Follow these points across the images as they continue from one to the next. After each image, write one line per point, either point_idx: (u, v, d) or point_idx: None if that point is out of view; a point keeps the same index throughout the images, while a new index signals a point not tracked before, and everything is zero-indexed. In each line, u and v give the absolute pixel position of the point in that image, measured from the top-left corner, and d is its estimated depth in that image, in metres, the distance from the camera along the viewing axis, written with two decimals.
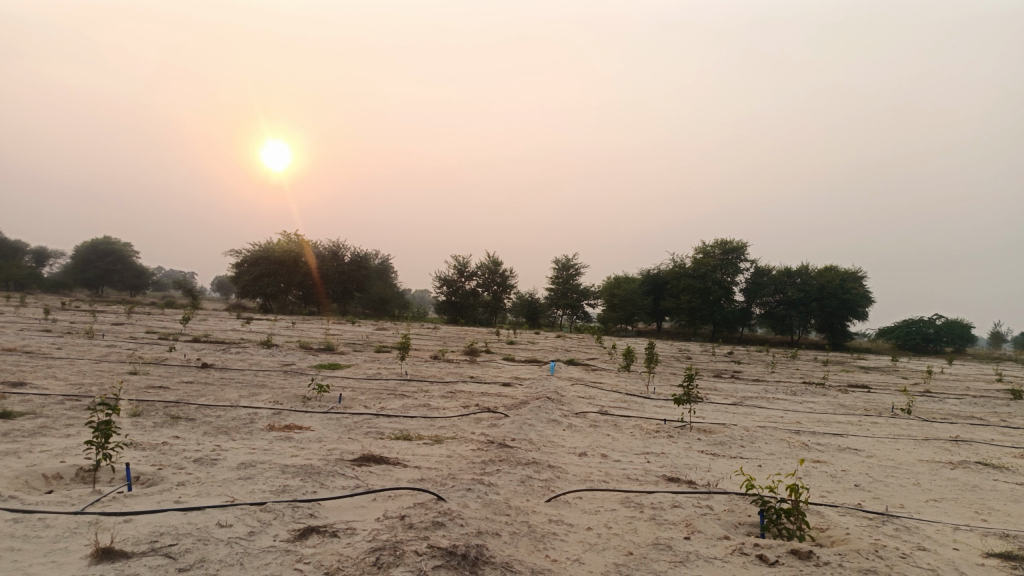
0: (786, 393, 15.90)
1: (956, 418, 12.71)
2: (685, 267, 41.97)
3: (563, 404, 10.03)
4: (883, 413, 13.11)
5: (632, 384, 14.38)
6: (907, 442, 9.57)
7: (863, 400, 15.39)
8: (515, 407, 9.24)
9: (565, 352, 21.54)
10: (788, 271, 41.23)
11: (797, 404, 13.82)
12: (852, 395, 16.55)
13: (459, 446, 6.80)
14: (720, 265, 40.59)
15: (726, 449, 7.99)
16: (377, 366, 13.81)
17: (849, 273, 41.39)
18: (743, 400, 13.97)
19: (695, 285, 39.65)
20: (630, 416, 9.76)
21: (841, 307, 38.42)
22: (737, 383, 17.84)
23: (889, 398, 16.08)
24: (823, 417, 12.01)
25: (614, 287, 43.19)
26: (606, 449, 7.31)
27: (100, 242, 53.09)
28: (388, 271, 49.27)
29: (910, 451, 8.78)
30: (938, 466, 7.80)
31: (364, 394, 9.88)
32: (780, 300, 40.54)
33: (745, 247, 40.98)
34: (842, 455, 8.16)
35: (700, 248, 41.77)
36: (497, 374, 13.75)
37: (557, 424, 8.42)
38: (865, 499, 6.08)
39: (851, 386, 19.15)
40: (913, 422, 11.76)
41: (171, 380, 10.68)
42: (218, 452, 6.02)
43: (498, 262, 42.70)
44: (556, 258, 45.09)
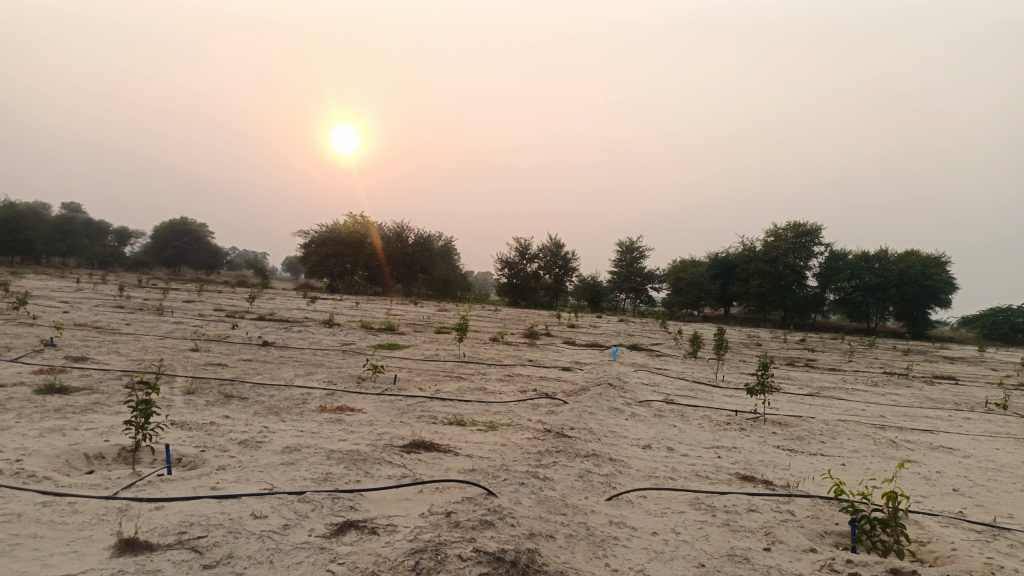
0: (866, 384, 14.93)
1: None
2: (755, 250, 40.48)
3: (626, 392, 9.54)
4: (975, 407, 12.08)
5: (698, 371, 13.73)
6: (1008, 441, 8.67)
7: (951, 393, 14.28)
8: (575, 394, 8.79)
9: (628, 336, 20.91)
10: (866, 256, 39.19)
11: (878, 396, 12.91)
12: (938, 387, 15.43)
13: (514, 434, 6.40)
14: (792, 249, 38.93)
15: (804, 444, 7.35)
16: (435, 348, 13.56)
17: (932, 257, 39.09)
18: (819, 390, 13.15)
19: (766, 270, 38.19)
20: (698, 406, 9.19)
21: (923, 294, 36.34)
22: (811, 372, 16.91)
23: (981, 392, 14.90)
24: (910, 411, 11.10)
25: (680, 271, 42.04)
26: (672, 442, 6.80)
27: (177, 223, 54.85)
28: (451, 253, 49.33)
29: (1013, 452, 7.92)
30: None
31: (419, 376, 9.62)
32: (856, 285, 38.64)
33: (819, 230, 39.18)
34: (935, 455, 7.39)
35: (771, 231, 40.15)
36: (558, 358, 13.33)
37: (619, 413, 7.94)
38: (967, 506, 5.39)
39: (936, 377, 17.92)
40: (1011, 419, 10.74)
41: (230, 358, 10.66)
42: (264, 435, 5.80)
43: (561, 244, 42.13)
44: (620, 240, 44.19)
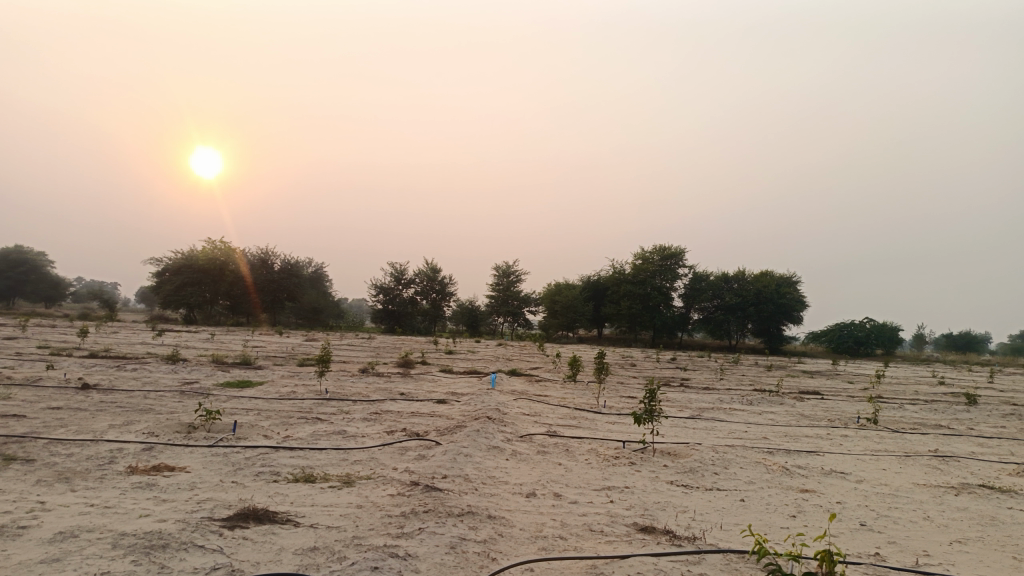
0: (743, 403, 14.87)
1: (925, 429, 11.76)
2: (625, 273, 41.28)
3: (506, 425, 8.65)
4: (848, 424, 12.13)
5: (580, 397, 13.12)
6: (890, 461, 8.47)
7: (821, 409, 14.44)
8: (449, 431, 7.79)
9: (507, 362, 20.11)
10: (725, 277, 40.93)
11: (757, 415, 12.78)
12: (809, 403, 15.63)
13: (372, 491, 5.30)
14: (659, 271, 40.08)
15: (699, 478, 6.72)
16: (293, 383, 12.11)
17: (784, 277, 41.32)
18: (701, 412, 12.84)
19: (635, 291, 38.91)
20: (583, 438, 8.45)
21: (777, 312, 38.31)
22: (688, 392, 16.80)
23: (848, 406, 15.19)
24: (791, 431, 10.87)
25: (556, 293, 42.06)
26: (560, 486, 5.94)
27: (10, 252, 49.17)
28: (322, 279, 47.07)
29: (899, 473, 7.66)
30: (941, 492, 6.62)
31: (269, 419, 8.29)
32: (718, 305, 40.13)
33: (683, 252, 40.66)
34: (830, 482, 6.96)
35: (639, 255, 41.16)
36: (432, 390, 12.25)
37: (499, 452, 7.01)
38: (881, 546, 4.83)
39: (803, 392, 18.31)
40: (885, 434, 10.78)
41: (33, 406, 8.83)
42: (36, 515, 4.38)
43: (437, 269, 41.13)
44: (496, 265, 43.82)
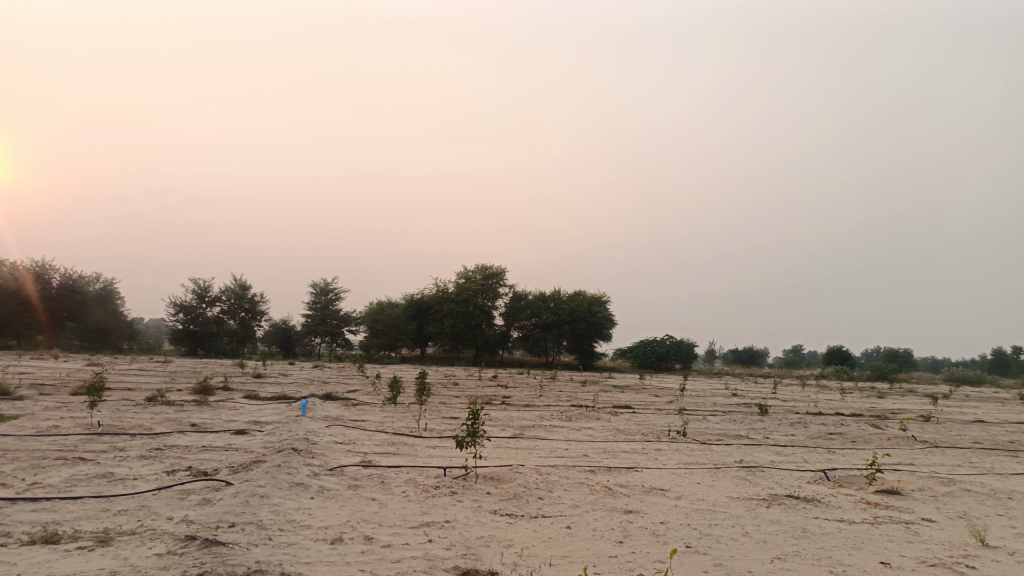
0: (562, 420, 14.86)
1: (728, 439, 12.35)
2: (446, 291, 40.99)
3: (315, 457, 7.75)
4: (660, 437, 12.44)
5: (400, 421, 12.36)
6: (703, 474, 8.58)
7: (635, 423, 14.79)
8: (245, 469, 6.76)
9: (320, 385, 18.80)
10: (542, 296, 41.91)
11: (577, 432, 12.76)
12: (623, 418, 15.99)
13: (135, 551, 4.28)
14: (481, 290, 40.38)
15: (524, 505, 6.25)
16: (57, 417, 10.22)
17: (596, 296, 43.27)
18: (523, 430, 12.58)
19: (458, 310, 38.74)
20: (401, 466, 7.76)
21: (590, 330, 40.02)
22: (510, 410, 16.59)
23: (658, 419, 15.73)
24: (609, 448, 10.85)
25: (376, 312, 40.76)
26: (371, 527, 5.22)
27: None
28: (112, 297, 42.10)
29: (714, 486, 7.72)
30: (754, 505, 6.70)
31: (12, 464, 6.73)
32: (536, 323, 40.87)
33: (503, 271, 41.38)
34: (652, 500, 6.80)
35: (460, 273, 41.14)
36: (231, 419, 10.90)
37: (303, 490, 6.15)
38: (708, 570, 4.63)
39: (617, 406, 18.86)
40: (695, 446, 11.14)
41: None
42: None
43: (246, 286, 38.32)
44: (313, 282, 41.70)
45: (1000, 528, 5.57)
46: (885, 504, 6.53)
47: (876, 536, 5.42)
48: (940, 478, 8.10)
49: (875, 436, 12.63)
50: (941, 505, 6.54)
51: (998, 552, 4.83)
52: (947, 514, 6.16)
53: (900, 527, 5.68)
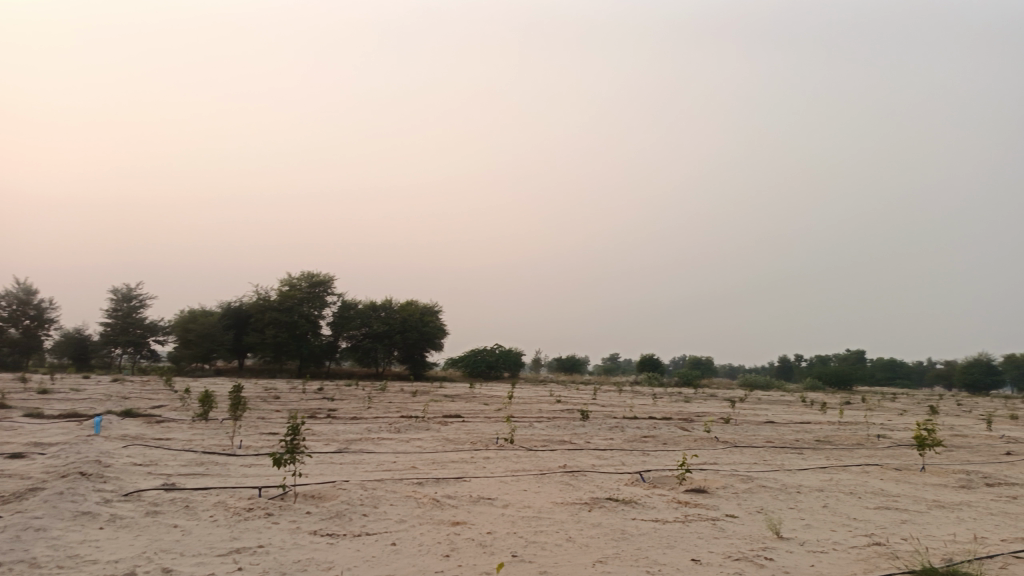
0: (391, 431, 14.51)
1: (554, 445, 12.69)
2: (269, 299, 38.86)
3: (108, 482, 6.90)
4: (489, 445, 12.51)
5: (212, 438, 11.43)
6: (529, 480, 8.51)
7: (463, 432, 14.79)
8: (19, 498, 5.85)
9: (120, 401, 16.99)
10: (372, 305, 40.85)
11: (405, 444, 12.50)
12: (451, 427, 15.93)
13: None
14: (306, 298, 38.79)
15: (347, 523, 5.89)
16: None
17: (427, 306, 43.10)
18: (348, 444, 12.11)
19: (282, 319, 36.86)
20: (211, 488, 7.11)
21: (421, 340, 39.78)
22: (335, 423, 15.96)
23: (486, 428, 15.82)
24: (437, 458, 10.69)
25: (189, 321, 37.76)
26: (172, 558, 4.68)
27: None
28: None
29: (541, 492, 7.63)
30: (576, 510, 6.74)
31: None
32: (367, 333, 39.41)
33: (330, 279, 40.08)
34: (480, 509, 6.54)
35: (285, 280, 39.25)
36: (4, 441, 9.48)
37: (90, 520, 5.42)
38: None
39: (446, 416, 18.80)
40: (521, 454, 11.31)
41: None
42: None
43: (33, 291, 34.03)
44: (115, 287, 37.84)
45: (791, 520, 6.12)
46: (694, 503, 6.92)
47: (686, 534, 5.70)
48: (740, 475, 8.81)
49: (685, 438, 13.56)
50: (741, 501, 7.07)
51: (791, 544, 5.27)
52: (746, 509, 6.66)
53: (708, 524, 6.04)
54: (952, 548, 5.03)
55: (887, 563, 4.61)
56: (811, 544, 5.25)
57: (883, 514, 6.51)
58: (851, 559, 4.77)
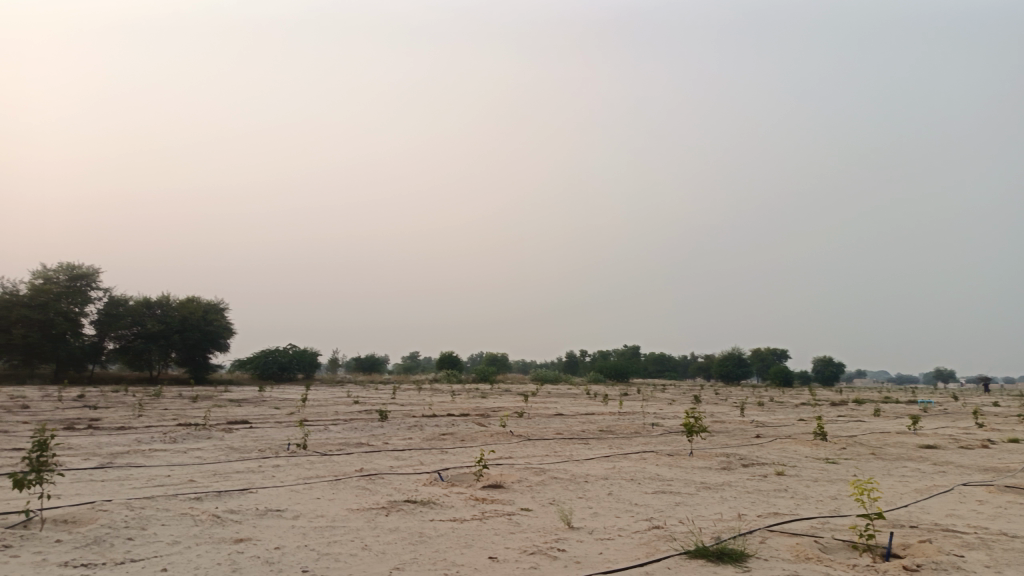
0: (166, 442, 13.15)
1: (349, 448, 12.25)
2: (16, 295, 33.78)
3: None
4: (279, 451, 11.77)
5: None
6: (322, 485, 7.93)
7: (250, 439, 13.80)
8: None
9: None
10: (146, 302, 37.12)
11: (182, 455, 11.37)
12: (237, 434, 14.82)
13: None
14: (65, 294, 34.28)
15: (103, 550, 5.04)
16: None
17: (211, 303, 40.05)
18: (113, 458, 10.75)
19: (33, 317, 32.23)
20: None
21: (203, 340, 36.85)
22: (98, 434, 14.18)
23: (277, 433, 14.92)
24: (220, 468, 9.82)
25: None
26: None
27: None
28: None
29: (335, 499, 7.03)
30: (373, 515, 6.23)
31: None
32: (138, 333, 35.84)
33: (95, 273, 35.81)
34: (266, 523, 5.84)
35: (37, 273, 34.37)
36: None
37: None
38: None
39: (231, 422, 17.49)
40: (314, 459, 10.76)
41: None
42: None
43: None
44: None
45: (582, 509, 6.37)
46: (490, 499, 6.91)
47: (485, 531, 5.59)
48: (534, 468, 9.07)
49: (481, 434, 13.75)
50: (535, 494, 7.25)
51: (582, 533, 5.46)
52: (540, 502, 6.84)
53: (504, 520, 5.98)
54: (720, 526, 5.51)
55: (667, 545, 4.94)
56: (600, 532, 5.48)
57: (660, 498, 7.02)
58: (636, 544, 5.05)
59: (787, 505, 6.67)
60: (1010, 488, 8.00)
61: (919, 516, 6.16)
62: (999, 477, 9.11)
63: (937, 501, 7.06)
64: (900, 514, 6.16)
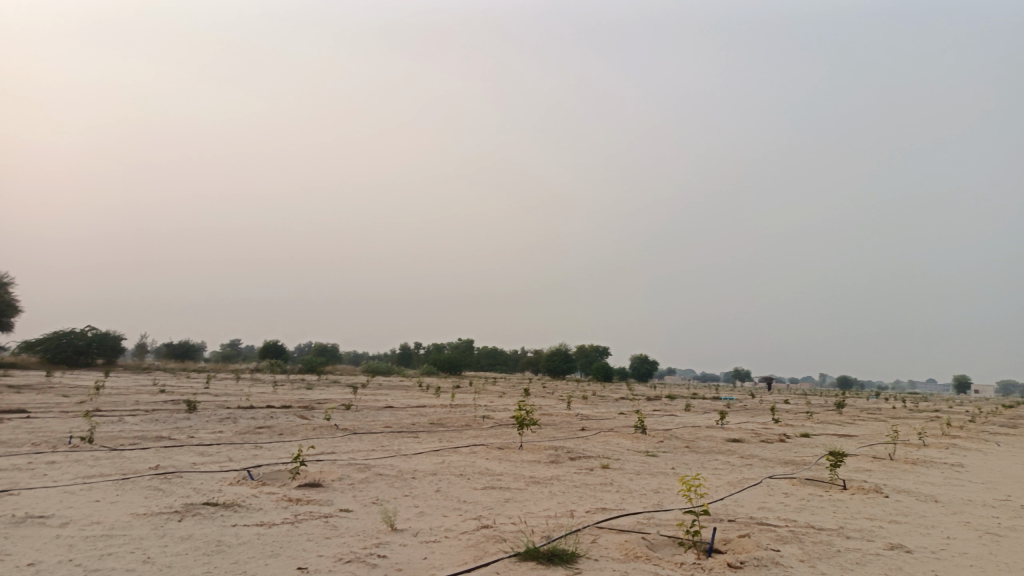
0: None
1: (147, 442, 10.92)
2: None
3: None
4: (59, 446, 10.21)
5: None
6: (106, 485, 6.89)
7: (25, 431, 11.91)
8: None
9: None
10: None
11: None
12: (9, 425, 12.76)
13: None
14: None
15: None
16: None
17: None
18: None
19: None
20: None
21: None
22: None
23: (60, 425, 13.05)
24: None
25: None
26: None
27: None
28: None
29: (117, 502, 6.09)
30: (163, 520, 5.43)
31: None
32: None
33: None
34: (23, 534, 4.86)
35: None
36: None
37: None
38: None
39: (5, 412, 15.13)
40: (102, 455, 9.41)
41: None
42: None
43: None
44: None
45: (406, 509, 5.94)
46: (306, 499, 6.28)
47: (296, 537, 4.99)
48: (357, 464, 8.49)
49: (302, 428, 12.87)
50: (356, 493, 6.72)
51: (405, 536, 5.03)
52: (361, 501, 6.32)
53: (318, 523, 5.42)
54: (550, 524, 5.32)
55: (496, 547, 4.64)
56: (424, 534, 5.08)
57: (489, 495, 6.76)
58: (462, 547, 4.71)
59: (612, 500, 6.67)
60: (810, 481, 8.60)
61: (735, 509, 6.37)
62: (797, 471, 9.82)
63: (748, 494, 7.41)
64: (719, 508, 6.33)
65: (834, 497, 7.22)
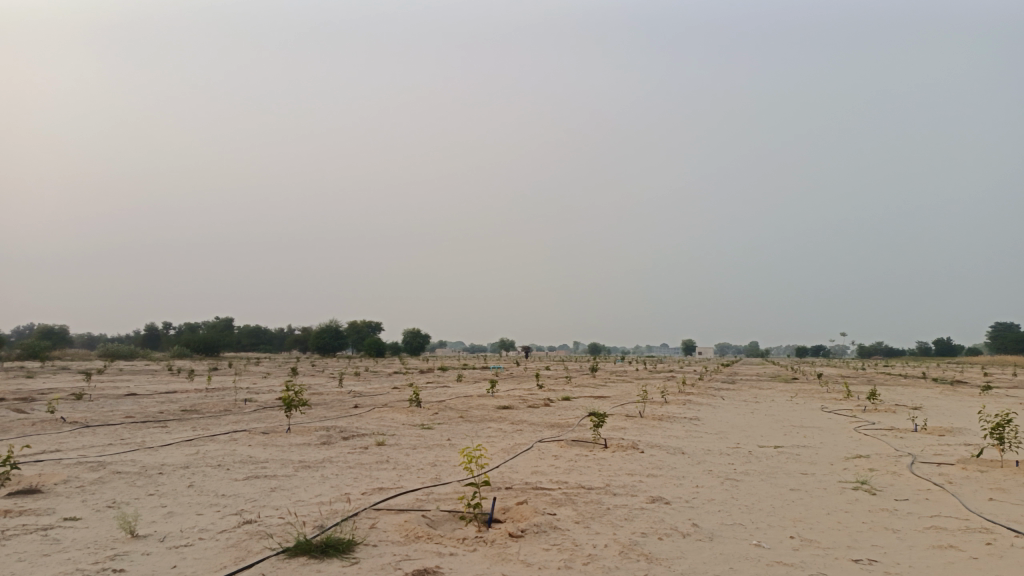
0: None
1: None
2: None
3: None
4: None
5: None
6: None
7: None
8: None
9: None
10: None
11: None
12: None
13: None
14: None
15: None
16: None
17: None
18: None
19: None
20: None
21: None
22: None
23: None
24: None
25: None
26: None
27: None
28: None
29: None
30: None
31: None
32: None
33: None
34: None
35: None
36: None
37: None
38: None
39: None
40: None
41: None
42: None
43: None
44: None
45: (150, 511, 5.16)
46: (17, 510, 5.20)
47: (3, 559, 4.07)
48: (90, 463, 7.30)
49: (18, 424, 10.89)
50: (87, 498, 5.73)
51: (149, 543, 4.34)
52: (93, 506, 5.38)
53: (35, 539, 4.49)
54: (323, 512, 4.92)
55: (261, 545, 4.16)
56: (173, 539, 4.42)
57: (252, 485, 6.14)
58: (220, 548, 4.16)
59: (388, 478, 6.41)
60: (576, 442, 9.04)
61: (511, 475, 6.44)
62: (563, 433, 10.33)
63: (521, 459, 7.58)
64: (496, 476, 6.35)
65: (599, 456, 7.63)
